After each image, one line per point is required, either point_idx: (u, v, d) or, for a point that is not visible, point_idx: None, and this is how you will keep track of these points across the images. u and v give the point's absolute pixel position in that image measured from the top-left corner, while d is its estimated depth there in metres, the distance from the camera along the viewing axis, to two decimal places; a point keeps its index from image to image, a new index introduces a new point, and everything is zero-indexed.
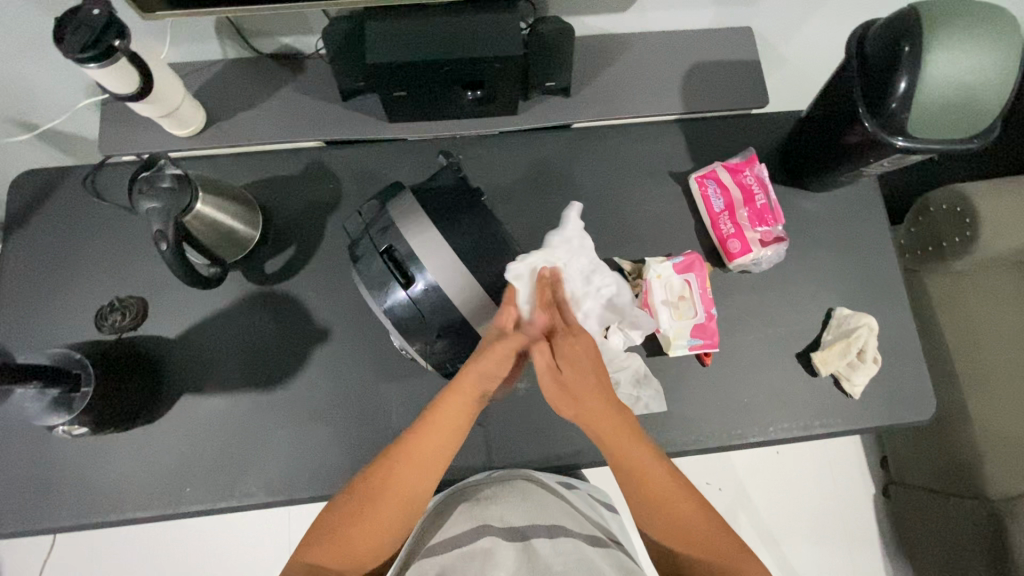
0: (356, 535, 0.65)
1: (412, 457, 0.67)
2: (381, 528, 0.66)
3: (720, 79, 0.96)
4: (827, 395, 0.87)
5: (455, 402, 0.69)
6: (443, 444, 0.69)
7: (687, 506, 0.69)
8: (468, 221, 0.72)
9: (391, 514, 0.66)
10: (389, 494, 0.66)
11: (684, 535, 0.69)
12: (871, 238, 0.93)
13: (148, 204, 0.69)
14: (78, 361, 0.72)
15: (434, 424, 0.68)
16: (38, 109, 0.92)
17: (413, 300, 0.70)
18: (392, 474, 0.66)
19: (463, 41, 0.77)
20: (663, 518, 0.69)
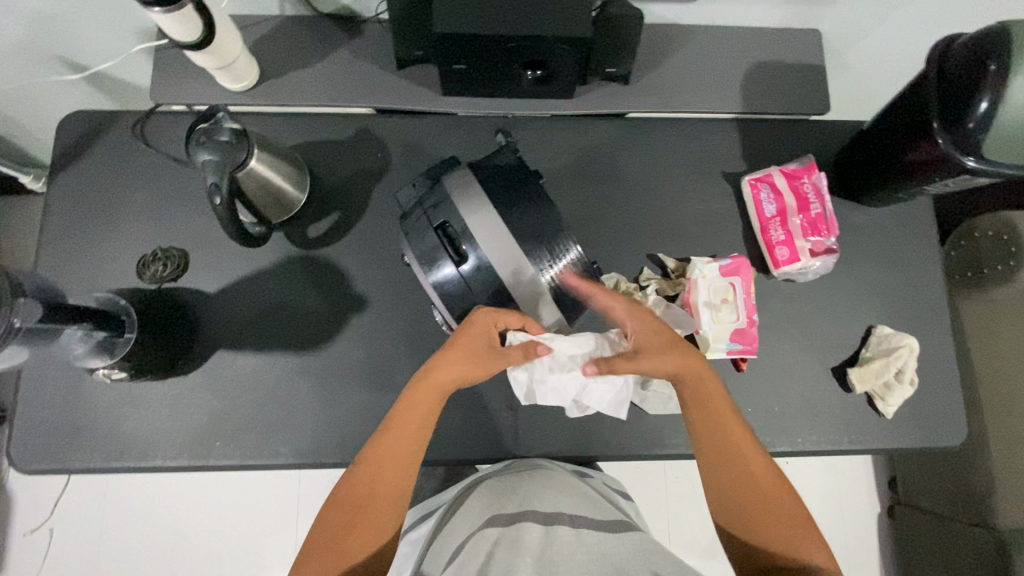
0: (359, 532, 0.65)
1: (383, 458, 0.67)
2: (375, 524, 0.66)
3: (782, 82, 0.93)
4: (858, 412, 0.86)
5: (414, 397, 0.68)
6: (411, 438, 0.68)
7: (751, 461, 0.69)
8: (524, 201, 0.70)
9: (388, 507, 0.67)
10: (373, 497, 0.67)
11: (759, 498, 0.68)
12: (920, 258, 0.92)
13: (204, 155, 0.68)
14: (122, 307, 0.73)
15: (400, 422, 0.68)
16: (90, 51, 0.91)
17: (463, 278, 0.69)
18: (375, 476, 0.67)
19: (532, 17, 0.75)
20: (731, 472, 0.68)
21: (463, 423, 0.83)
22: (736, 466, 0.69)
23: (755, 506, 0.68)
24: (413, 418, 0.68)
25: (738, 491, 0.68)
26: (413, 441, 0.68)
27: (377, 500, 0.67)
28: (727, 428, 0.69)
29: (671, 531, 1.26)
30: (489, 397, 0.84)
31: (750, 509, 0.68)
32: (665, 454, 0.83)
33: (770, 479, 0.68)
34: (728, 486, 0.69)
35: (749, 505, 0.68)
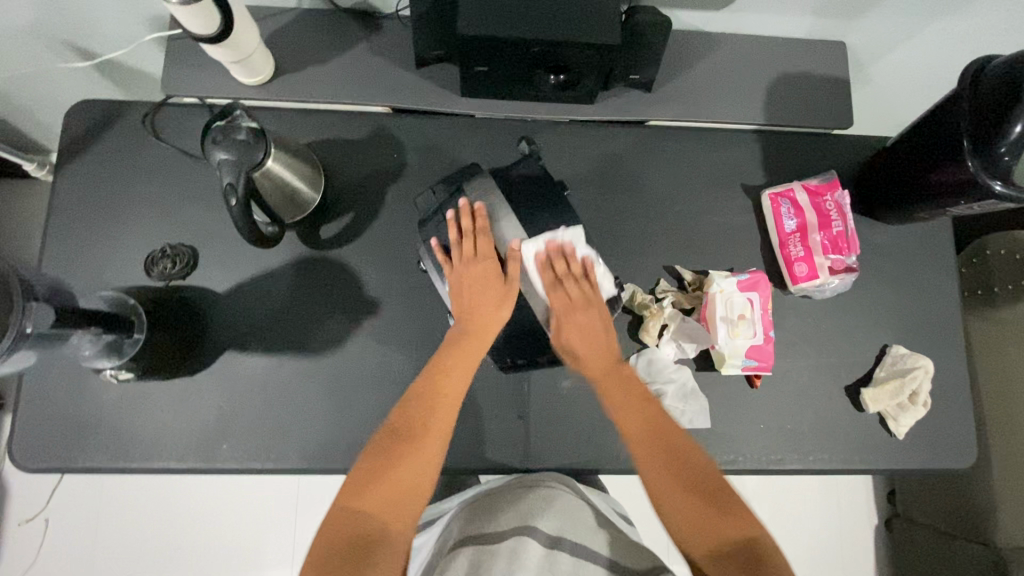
0: (395, 478, 0.64)
1: (429, 407, 0.70)
2: (409, 479, 0.64)
3: (807, 95, 0.92)
4: (870, 432, 0.86)
5: (464, 345, 0.74)
6: (459, 377, 0.73)
7: (681, 453, 0.68)
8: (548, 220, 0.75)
9: (432, 445, 0.67)
10: (414, 447, 0.66)
11: (702, 492, 0.65)
12: (937, 279, 0.91)
13: (221, 154, 0.66)
14: (131, 308, 0.76)
15: (448, 360, 0.73)
16: (100, 38, 0.89)
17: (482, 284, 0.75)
18: (424, 418, 0.69)
19: (560, 22, 0.73)
20: (669, 470, 0.67)
21: (473, 432, 0.82)
22: (672, 460, 0.67)
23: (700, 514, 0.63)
24: (461, 357, 0.74)
25: (686, 503, 0.64)
26: (458, 380, 0.72)
27: (425, 435, 0.67)
28: (654, 420, 0.71)
29: (670, 542, 1.23)
30: (502, 406, 0.83)
31: (698, 508, 0.63)
32: None
33: (705, 471, 0.67)
34: (671, 486, 0.66)
35: (698, 515, 0.63)
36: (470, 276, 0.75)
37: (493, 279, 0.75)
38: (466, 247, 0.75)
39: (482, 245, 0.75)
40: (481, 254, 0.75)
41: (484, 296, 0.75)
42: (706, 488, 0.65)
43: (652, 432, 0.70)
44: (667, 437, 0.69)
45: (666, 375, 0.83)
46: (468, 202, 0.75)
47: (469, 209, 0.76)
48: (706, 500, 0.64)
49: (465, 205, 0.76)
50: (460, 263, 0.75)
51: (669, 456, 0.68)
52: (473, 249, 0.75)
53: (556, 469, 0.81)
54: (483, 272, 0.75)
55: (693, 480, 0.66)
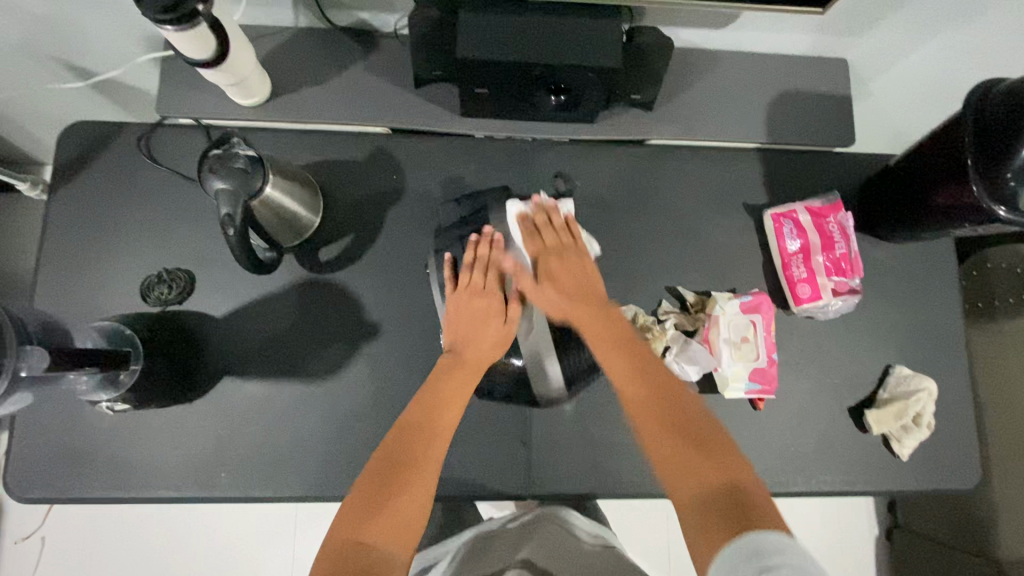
0: (398, 508, 0.59)
1: (426, 429, 0.66)
2: (411, 507, 0.59)
3: (809, 112, 0.91)
4: (873, 453, 0.85)
5: (460, 373, 0.71)
6: (455, 408, 0.69)
7: (674, 398, 0.62)
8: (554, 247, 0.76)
9: (433, 475, 0.63)
10: (416, 468, 0.62)
11: (690, 438, 0.59)
12: (940, 298, 0.91)
13: (218, 184, 0.65)
14: (127, 337, 0.71)
15: (443, 389, 0.70)
16: (94, 57, 0.87)
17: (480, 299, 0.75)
18: (423, 438, 0.65)
19: (562, 46, 0.72)
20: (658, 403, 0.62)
21: (475, 458, 0.81)
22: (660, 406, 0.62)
23: (675, 447, 0.58)
24: (456, 387, 0.70)
25: (661, 449, 0.59)
26: (453, 412, 0.69)
27: (425, 466, 0.63)
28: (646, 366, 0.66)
29: (670, 561, 1.19)
30: (503, 431, 0.82)
31: (683, 452, 0.58)
32: None
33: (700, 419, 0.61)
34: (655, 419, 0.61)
35: (674, 445, 0.58)
36: (473, 306, 0.75)
37: (495, 314, 0.74)
38: (476, 277, 0.75)
39: (485, 272, 0.75)
40: (489, 287, 0.75)
41: (482, 329, 0.74)
42: (679, 411, 0.61)
43: (626, 352, 0.67)
44: (639, 356, 0.67)
45: None
46: (489, 230, 0.76)
47: (488, 237, 0.76)
48: (683, 430, 0.59)
49: (485, 233, 0.76)
50: (465, 289, 0.75)
51: (642, 386, 0.64)
52: (482, 280, 0.75)
53: (559, 495, 0.81)
54: (486, 306, 0.74)
55: (667, 412, 0.61)
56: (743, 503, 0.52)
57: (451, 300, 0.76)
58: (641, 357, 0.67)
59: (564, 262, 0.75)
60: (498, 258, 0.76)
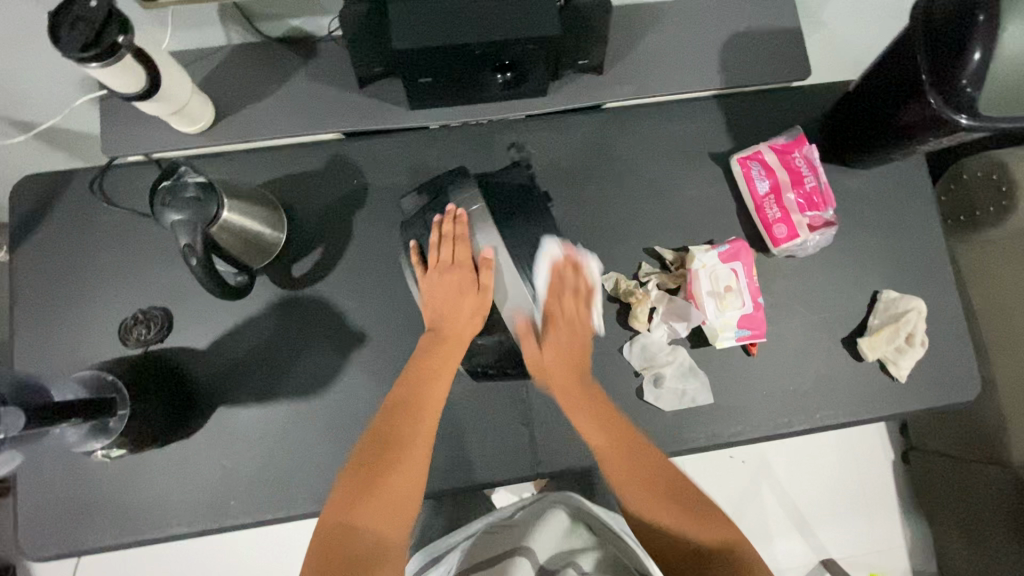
0: (385, 487, 0.61)
1: (414, 410, 0.69)
2: (402, 485, 0.62)
3: (762, 49, 0.90)
4: (872, 380, 0.86)
5: (445, 349, 0.75)
6: (439, 385, 0.72)
7: (642, 451, 0.71)
8: (527, 223, 0.76)
9: (423, 454, 0.66)
10: (405, 449, 0.65)
11: (660, 484, 0.67)
12: (917, 215, 0.90)
13: (173, 216, 0.64)
14: (111, 383, 0.70)
15: (426, 365, 0.73)
16: (31, 107, 0.85)
17: (450, 282, 0.75)
18: (409, 418, 0.68)
19: (497, 21, 0.70)
20: (643, 488, 0.67)
21: (481, 446, 0.81)
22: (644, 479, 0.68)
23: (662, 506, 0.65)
24: (441, 362, 0.74)
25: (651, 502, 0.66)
26: (438, 390, 0.72)
27: (411, 447, 0.66)
28: (613, 422, 0.73)
29: None
30: (504, 416, 0.82)
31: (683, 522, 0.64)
32: (687, 449, 0.82)
33: (665, 468, 0.69)
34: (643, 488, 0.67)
35: (658, 504, 0.66)
36: (445, 283, 0.76)
37: (469, 288, 0.75)
38: (446, 253, 0.75)
39: (451, 250, 0.75)
40: (458, 261, 0.75)
41: (457, 304, 0.76)
42: (650, 467, 0.69)
43: (619, 448, 0.70)
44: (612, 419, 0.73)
45: (661, 358, 0.82)
46: (454, 208, 0.75)
47: (453, 214, 0.75)
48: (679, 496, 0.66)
49: (450, 210, 0.75)
50: (438, 268, 0.76)
51: (637, 458, 0.70)
52: (452, 257, 0.75)
53: (568, 470, 0.81)
54: (458, 282, 0.75)
55: (653, 485, 0.67)
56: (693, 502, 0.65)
57: (424, 281, 0.77)
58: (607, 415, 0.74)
59: (569, 334, 0.78)
60: (464, 233, 0.75)
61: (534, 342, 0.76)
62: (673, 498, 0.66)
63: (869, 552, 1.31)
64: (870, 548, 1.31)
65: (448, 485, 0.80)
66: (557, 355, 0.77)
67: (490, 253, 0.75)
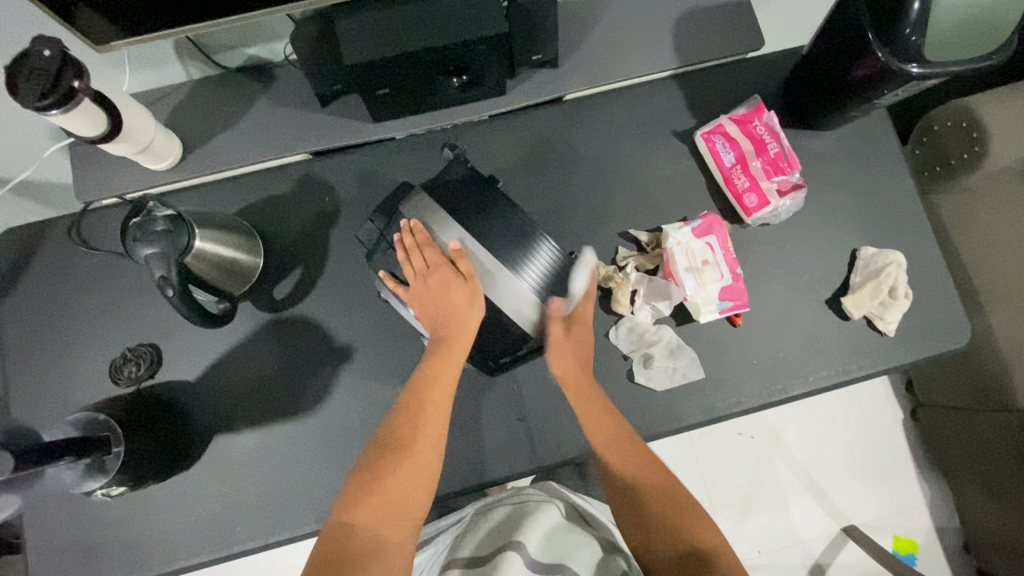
0: (386, 487, 0.63)
1: (420, 408, 0.70)
2: (405, 484, 0.64)
3: (714, 23, 0.91)
4: (861, 338, 0.85)
5: (449, 351, 0.73)
6: (446, 386, 0.72)
7: (646, 459, 0.72)
8: (489, 209, 0.73)
9: (427, 457, 0.67)
10: (410, 451, 0.66)
11: (660, 489, 0.70)
12: (887, 170, 0.91)
13: (146, 250, 0.65)
14: (105, 421, 0.71)
15: (433, 366, 0.73)
16: (4, 162, 0.87)
17: (432, 290, 0.73)
18: (415, 419, 0.69)
19: (443, 25, 0.71)
20: (644, 493, 0.70)
21: (479, 446, 0.81)
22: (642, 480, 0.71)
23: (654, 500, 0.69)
24: (444, 363, 0.73)
25: (641, 495, 0.70)
26: (447, 392, 0.72)
27: (413, 448, 0.67)
28: (627, 439, 0.74)
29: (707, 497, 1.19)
30: (498, 413, 0.82)
31: (672, 521, 0.67)
32: (684, 426, 0.82)
33: (662, 480, 0.71)
34: (642, 491, 0.70)
35: (649, 499, 0.70)
36: (431, 288, 0.73)
37: (453, 281, 0.73)
38: (417, 261, 0.74)
39: (419, 260, 0.74)
40: (432, 264, 0.73)
41: (450, 302, 0.73)
42: (658, 477, 0.71)
43: (619, 440, 0.73)
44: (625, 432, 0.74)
45: (648, 338, 0.83)
46: (407, 221, 0.74)
47: (408, 227, 0.74)
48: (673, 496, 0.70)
49: (405, 225, 0.75)
50: (415, 277, 0.74)
51: (635, 451, 0.73)
52: (424, 263, 0.74)
53: (567, 459, 0.81)
54: (439, 283, 0.73)
55: (653, 479, 0.71)
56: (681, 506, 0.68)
57: (411, 298, 0.76)
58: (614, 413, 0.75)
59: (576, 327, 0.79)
60: (426, 239, 0.74)
61: (558, 326, 0.76)
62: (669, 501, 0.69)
63: (888, 514, 1.29)
64: (888, 509, 1.29)
65: (450, 488, 0.80)
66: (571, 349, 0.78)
67: (456, 244, 0.72)
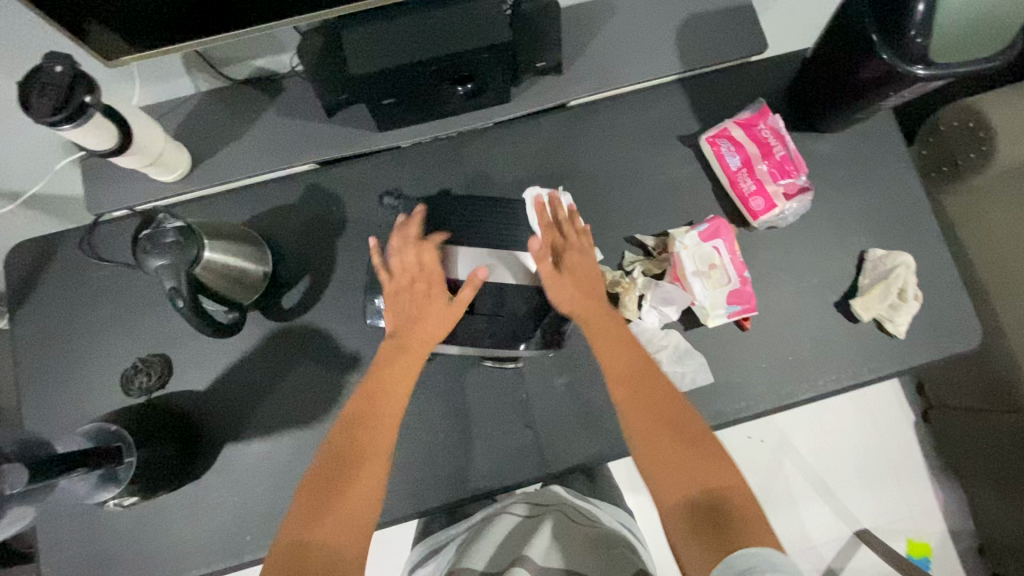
0: (341, 500, 0.58)
1: (368, 417, 0.66)
2: (360, 491, 0.60)
3: (717, 28, 0.91)
4: (871, 341, 0.85)
5: (408, 358, 0.70)
6: (397, 393, 0.68)
7: (662, 393, 0.67)
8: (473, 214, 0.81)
9: (381, 464, 0.63)
10: (364, 458, 0.62)
11: (679, 427, 0.64)
12: (895, 171, 0.90)
13: (156, 261, 0.65)
14: (117, 432, 0.71)
15: (384, 375, 0.69)
16: (17, 176, 0.89)
17: (418, 289, 0.73)
18: (365, 427, 0.64)
19: (449, 35, 0.72)
20: (659, 424, 0.64)
21: (488, 453, 0.81)
22: (655, 411, 0.65)
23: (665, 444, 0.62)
24: (400, 372, 0.69)
25: (653, 433, 0.64)
26: (399, 397, 0.68)
27: (369, 458, 0.62)
28: (636, 359, 0.70)
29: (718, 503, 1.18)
30: (507, 420, 0.82)
31: (691, 462, 0.61)
32: None
33: (690, 420, 0.64)
34: (654, 420, 0.64)
35: (672, 443, 0.62)
36: (420, 284, 0.73)
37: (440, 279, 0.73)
38: (408, 262, 0.74)
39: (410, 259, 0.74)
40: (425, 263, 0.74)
41: (435, 296, 0.73)
42: (681, 418, 0.65)
43: (629, 381, 0.68)
44: (640, 363, 0.70)
45: (656, 344, 0.83)
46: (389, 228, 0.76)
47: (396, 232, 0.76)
48: (686, 440, 0.62)
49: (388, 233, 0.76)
50: (396, 275, 0.74)
51: (643, 390, 0.67)
52: (412, 261, 0.74)
53: (576, 466, 0.81)
54: (429, 278, 0.74)
55: (669, 417, 0.65)
56: (699, 444, 0.62)
57: (393, 302, 0.74)
58: (623, 337, 0.72)
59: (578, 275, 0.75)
60: (416, 236, 0.76)
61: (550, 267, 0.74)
62: (688, 440, 0.62)
63: (901, 517, 1.28)
64: (901, 513, 1.28)
65: (459, 495, 0.80)
66: (577, 286, 0.75)
67: (440, 234, 0.75)
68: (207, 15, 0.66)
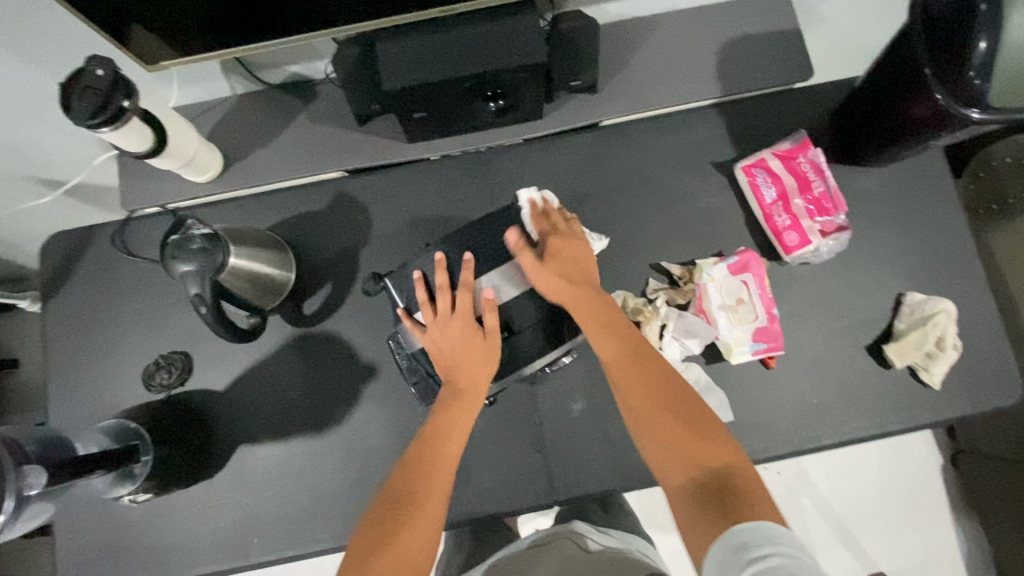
0: (400, 542, 0.61)
1: (432, 460, 0.68)
2: (421, 537, 0.62)
3: (760, 52, 0.88)
4: (902, 388, 0.81)
5: (466, 403, 0.70)
6: (459, 436, 0.70)
7: (662, 377, 0.66)
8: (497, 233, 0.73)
9: (435, 511, 0.65)
10: (423, 504, 0.64)
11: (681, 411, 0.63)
12: (940, 212, 0.86)
13: (183, 267, 0.67)
14: (133, 430, 0.76)
15: (447, 419, 0.70)
16: (57, 166, 0.91)
17: (458, 336, 0.70)
18: (429, 473, 0.67)
19: (483, 52, 0.71)
20: (658, 416, 0.64)
21: (496, 475, 0.80)
22: (652, 409, 0.64)
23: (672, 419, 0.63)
24: (456, 419, 0.70)
25: (656, 430, 0.63)
26: (458, 439, 0.70)
27: (425, 502, 0.65)
28: (635, 352, 0.68)
29: None
30: (518, 443, 0.81)
31: (693, 448, 0.60)
32: None
33: (683, 396, 0.65)
34: (652, 415, 0.64)
35: (672, 429, 0.62)
36: (454, 334, 0.70)
37: (475, 334, 0.70)
38: (442, 303, 0.71)
39: (443, 305, 0.71)
40: (458, 310, 0.70)
41: (472, 346, 0.70)
42: (676, 397, 0.64)
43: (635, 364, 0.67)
44: (641, 349, 0.68)
45: None
46: (417, 274, 0.73)
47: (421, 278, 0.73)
48: (685, 420, 0.62)
49: (417, 278, 0.73)
50: (436, 319, 0.71)
51: (643, 383, 0.66)
52: (447, 307, 0.71)
53: (585, 496, 0.79)
54: (461, 329, 0.70)
55: (673, 409, 0.63)
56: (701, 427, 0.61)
57: (429, 344, 0.72)
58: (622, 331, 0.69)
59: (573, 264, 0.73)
60: (445, 279, 0.71)
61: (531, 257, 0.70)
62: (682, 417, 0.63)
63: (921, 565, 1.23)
64: (921, 561, 1.23)
65: (464, 516, 0.79)
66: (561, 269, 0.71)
67: (468, 256, 0.71)
68: (243, 24, 0.66)
